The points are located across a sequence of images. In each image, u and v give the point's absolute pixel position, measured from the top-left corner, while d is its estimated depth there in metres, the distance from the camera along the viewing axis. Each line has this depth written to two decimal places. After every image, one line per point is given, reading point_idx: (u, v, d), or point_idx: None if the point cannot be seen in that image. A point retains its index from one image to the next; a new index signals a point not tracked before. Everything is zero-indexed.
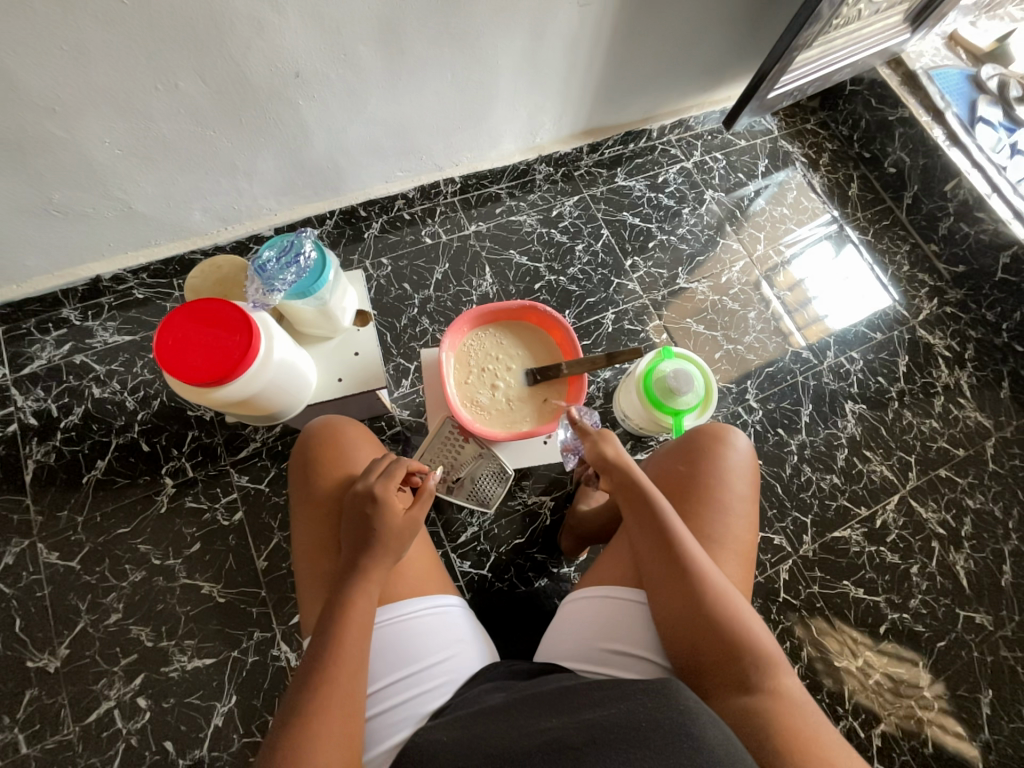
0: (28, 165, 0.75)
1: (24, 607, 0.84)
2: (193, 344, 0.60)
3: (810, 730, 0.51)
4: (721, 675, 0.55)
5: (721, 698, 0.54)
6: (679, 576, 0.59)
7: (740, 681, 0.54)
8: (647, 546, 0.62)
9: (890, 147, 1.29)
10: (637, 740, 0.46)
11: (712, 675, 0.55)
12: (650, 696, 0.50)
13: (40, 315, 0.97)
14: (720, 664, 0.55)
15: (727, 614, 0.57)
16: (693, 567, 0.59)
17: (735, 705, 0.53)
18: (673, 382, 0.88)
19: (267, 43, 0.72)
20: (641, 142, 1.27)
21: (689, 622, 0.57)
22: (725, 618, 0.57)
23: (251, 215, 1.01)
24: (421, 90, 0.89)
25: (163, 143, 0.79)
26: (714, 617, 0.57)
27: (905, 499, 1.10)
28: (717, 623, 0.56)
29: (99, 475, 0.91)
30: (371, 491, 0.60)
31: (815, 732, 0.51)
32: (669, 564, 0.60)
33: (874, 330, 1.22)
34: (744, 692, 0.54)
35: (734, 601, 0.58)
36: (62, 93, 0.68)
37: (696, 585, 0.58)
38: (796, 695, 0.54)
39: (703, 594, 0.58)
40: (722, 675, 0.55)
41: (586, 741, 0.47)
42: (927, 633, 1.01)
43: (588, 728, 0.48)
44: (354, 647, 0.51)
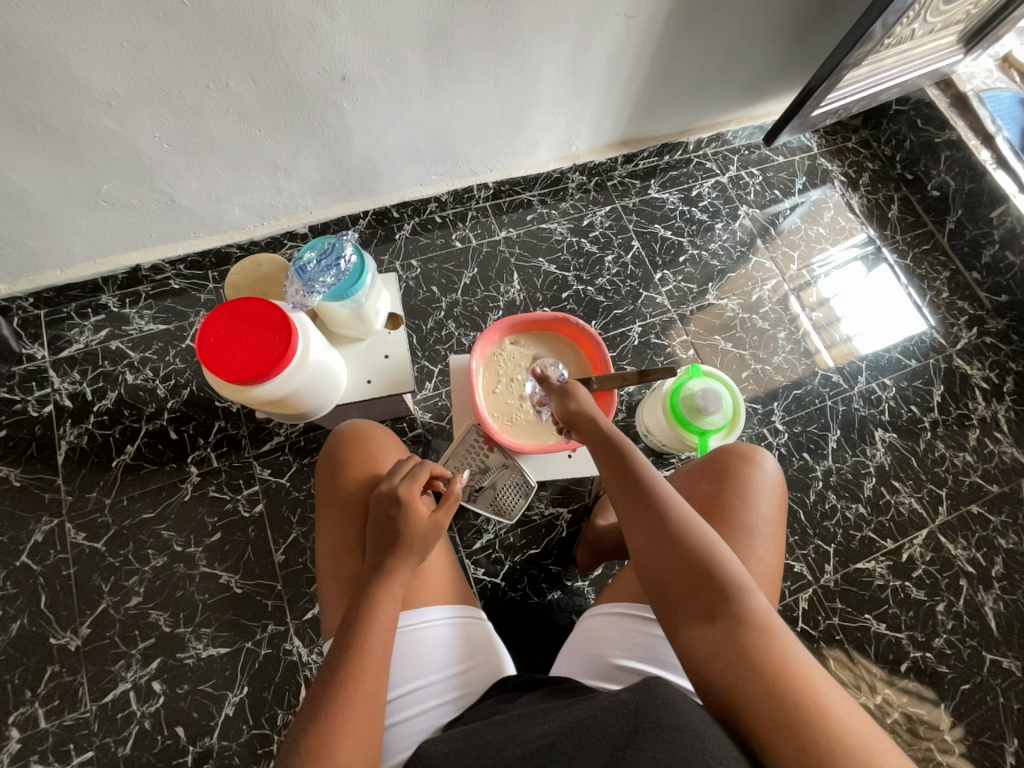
0: (81, 156, 0.77)
1: (50, 585, 0.86)
2: (234, 343, 0.61)
3: (787, 660, 0.47)
4: (690, 606, 0.52)
5: (687, 632, 0.51)
6: (649, 514, 0.58)
7: (705, 612, 0.51)
8: (616, 490, 0.62)
9: (934, 169, 1.25)
10: (623, 746, 0.44)
11: (677, 608, 0.52)
12: (635, 696, 0.48)
13: (81, 301, 1.00)
14: (684, 595, 0.52)
15: (699, 546, 0.54)
16: (662, 504, 0.58)
17: (701, 636, 0.49)
18: (700, 401, 0.87)
19: (317, 46, 0.73)
20: (677, 154, 1.25)
21: (658, 560, 0.55)
22: (695, 551, 0.54)
23: (288, 212, 1.03)
24: (463, 96, 0.90)
25: (210, 139, 0.81)
26: (678, 547, 0.54)
27: (934, 535, 1.06)
28: (681, 553, 0.54)
29: (128, 459, 0.93)
30: (397, 491, 0.60)
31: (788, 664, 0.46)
32: (641, 506, 0.59)
33: (909, 357, 1.19)
34: (712, 623, 0.50)
35: (705, 533, 0.55)
36: (118, 88, 0.69)
37: (662, 521, 0.57)
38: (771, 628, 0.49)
39: (671, 528, 0.56)
40: (686, 607, 0.52)
41: (576, 746, 0.45)
42: (951, 675, 0.98)
43: (575, 731, 0.46)
44: (378, 647, 0.51)
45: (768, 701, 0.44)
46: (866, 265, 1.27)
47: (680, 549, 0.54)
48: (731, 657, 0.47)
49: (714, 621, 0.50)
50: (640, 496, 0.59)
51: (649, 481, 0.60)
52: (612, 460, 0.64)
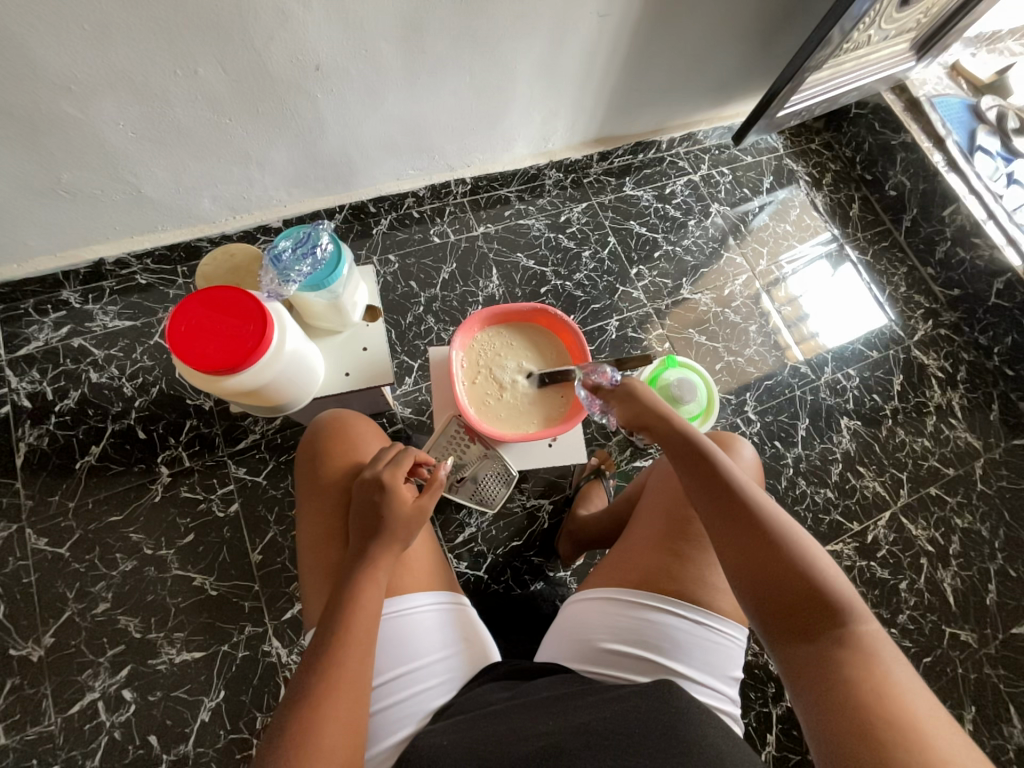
0: (39, 143, 0.73)
1: (9, 593, 0.82)
2: (206, 332, 0.60)
3: (888, 685, 0.47)
4: (789, 625, 0.52)
5: (785, 647, 0.52)
6: (746, 524, 0.56)
7: (804, 630, 0.51)
8: (705, 497, 0.59)
9: (891, 170, 1.32)
10: (631, 746, 0.47)
11: (776, 623, 0.52)
12: (646, 704, 0.51)
13: (39, 296, 0.95)
14: (782, 613, 0.52)
15: (802, 563, 0.53)
16: (760, 514, 0.57)
17: (800, 654, 0.50)
18: (675, 389, 0.91)
19: (290, 35, 0.72)
20: (650, 153, 1.28)
21: (751, 572, 0.54)
22: (797, 565, 0.53)
23: (262, 206, 1.01)
24: (439, 90, 0.90)
25: (178, 129, 0.79)
26: (774, 560, 0.54)
27: (896, 516, 1.12)
28: (778, 568, 0.53)
29: (92, 461, 0.90)
30: (382, 475, 0.60)
31: (889, 683, 0.47)
32: (732, 517, 0.57)
33: (870, 348, 1.24)
34: (809, 642, 0.50)
35: (800, 543, 0.55)
36: (79, 73, 0.67)
37: (755, 531, 0.56)
38: (870, 647, 0.49)
39: (765, 538, 0.55)
40: (785, 624, 0.52)
41: (581, 745, 0.47)
42: (913, 648, 1.03)
43: (582, 731, 0.48)
44: (364, 631, 0.51)
45: (862, 725, 0.45)
46: (831, 263, 1.32)
47: (781, 563, 0.53)
48: (831, 679, 0.48)
49: (812, 640, 0.50)
50: (731, 503, 0.58)
51: (738, 491, 0.58)
52: (697, 467, 0.62)
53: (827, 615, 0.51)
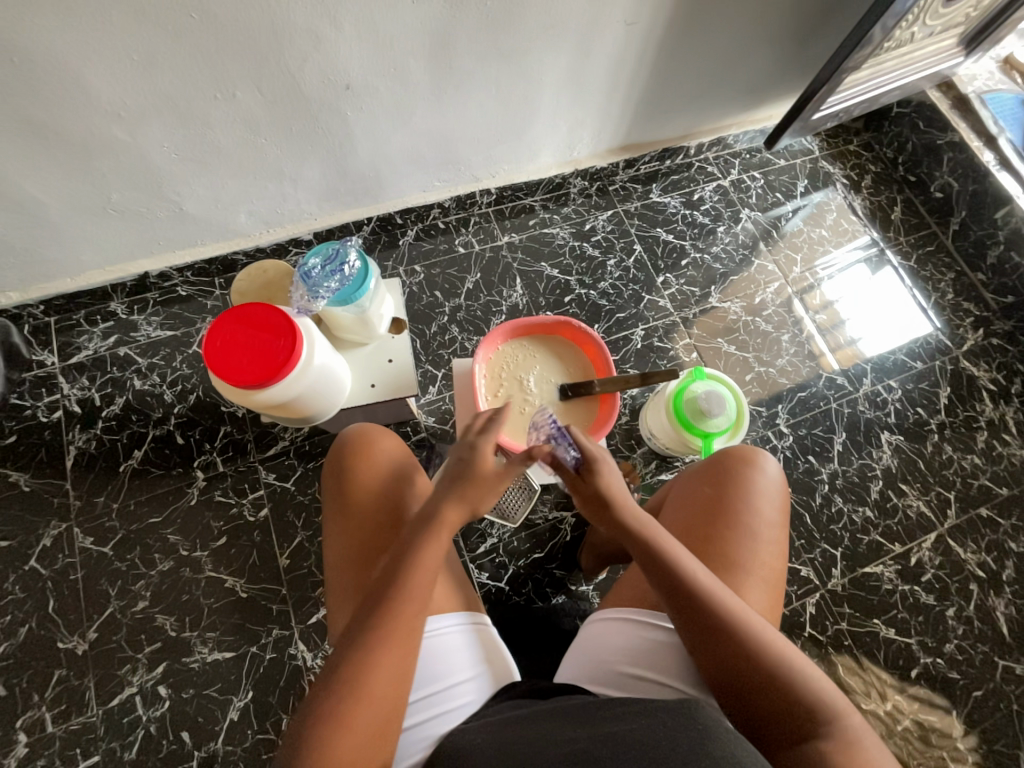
0: (92, 166, 0.78)
1: (57, 589, 0.87)
2: (240, 347, 0.62)
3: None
4: (778, 728, 0.52)
5: (777, 753, 0.52)
6: (719, 632, 0.55)
7: (793, 733, 0.51)
8: (676, 612, 0.57)
9: (937, 171, 1.25)
10: (656, 756, 0.46)
11: (766, 727, 0.53)
12: (673, 717, 0.50)
13: (90, 307, 1.01)
14: (771, 717, 0.52)
15: (777, 659, 0.54)
16: (733, 618, 0.55)
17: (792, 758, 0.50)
18: (703, 403, 0.87)
19: (322, 56, 0.74)
20: (678, 158, 1.26)
21: (732, 676, 0.54)
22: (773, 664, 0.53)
23: (293, 219, 1.04)
24: (466, 103, 0.91)
25: (217, 150, 0.82)
26: (752, 664, 0.53)
27: (943, 538, 1.05)
28: (757, 672, 0.53)
29: (135, 464, 0.94)
30: (467, 449, 0.62)
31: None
32: (705, 623, 0.55)
33: (914, 358, 1.18)
34: (798, 744, 0.51)
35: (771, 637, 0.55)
36: (129, 100, 0.71)
37: (731, 637, 0.54)
38: (852, 731, 0.51)
39: (741, 641, 0.54)
40: (775, 729, 0.52)
41: (609, 753, 0.46)
42: (962, 681, 0.96)
43: (610, 741, 0.47)
44: (410, 616, 0.52)
45: None
46: (870, 267, 1.27)
47: (759, 668, 0.53)
48: None
49: (801, 741, 0.51)
50: (699, 612, 0.56)
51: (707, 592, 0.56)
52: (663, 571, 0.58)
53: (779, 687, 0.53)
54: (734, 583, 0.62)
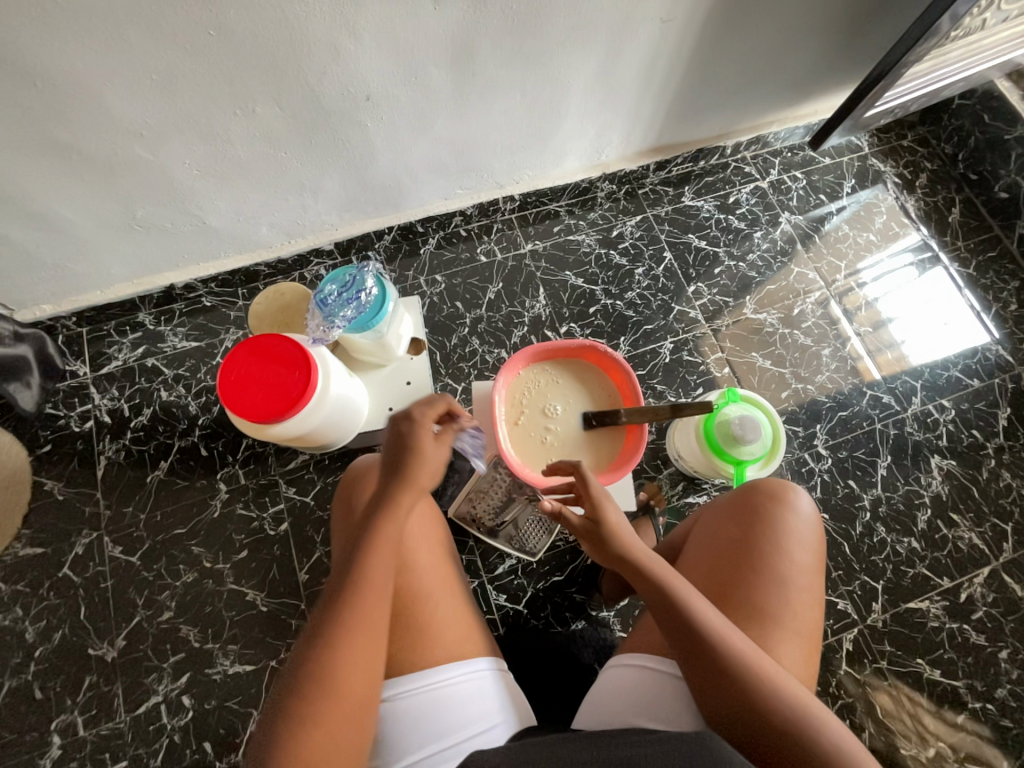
0: (117, 184, 0.78)
1: (89, 596, 0.89)
2: (254, 380, 0.62)
3: None
4: None
5: None
6: (727, 677, 0.52)
7: None
8: (682, 654, 0.54)
9: (1002, 169, 1.14)
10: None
11: None
12: (687, 744, 0.47)
13: (119, 319, 1.03)
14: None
15: (790, 704, 0.51)
16: (741, 662, 0.52)
17: None
18: (736, 429, 0.82)
19: (341, 68, 0.71)
20: (713, 159, 1.18)
21: (745, 724, 0.51)
22: (786, 710, 0.51)
23: (314, 230, 1.03)
24: (489, 109, 0.87)
25: (238, 165, 0.81)
26: (765, 712, 0.51)
27: (998, 574, 0.97)
28: (770, 719, 0.51)
29: (161, 475, 0.96)
30: (404, 422, 0.60)
31: None
32: (712, 667, 0.53)
33: (971, 375, 1.09)
34: None
35: (784, 681, 0.52)
36: (150, 119, 0.70)
37: (740, 681, 0.52)
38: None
39: (753, 687, 0.51)
40: None
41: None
42: (1015, 729, 0.89)
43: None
44: (371, 591, 0.52)
45: None
46: (918, 271, 1.17)
47: (772, 715, 0.51)
48: None
49: None
50: (705, 655, 0.53)
51: (712, 636, 0.53)
52: (668, 614, 0.56)
53: (790, 732, 0.50)
54: (764, 636, 0.58)
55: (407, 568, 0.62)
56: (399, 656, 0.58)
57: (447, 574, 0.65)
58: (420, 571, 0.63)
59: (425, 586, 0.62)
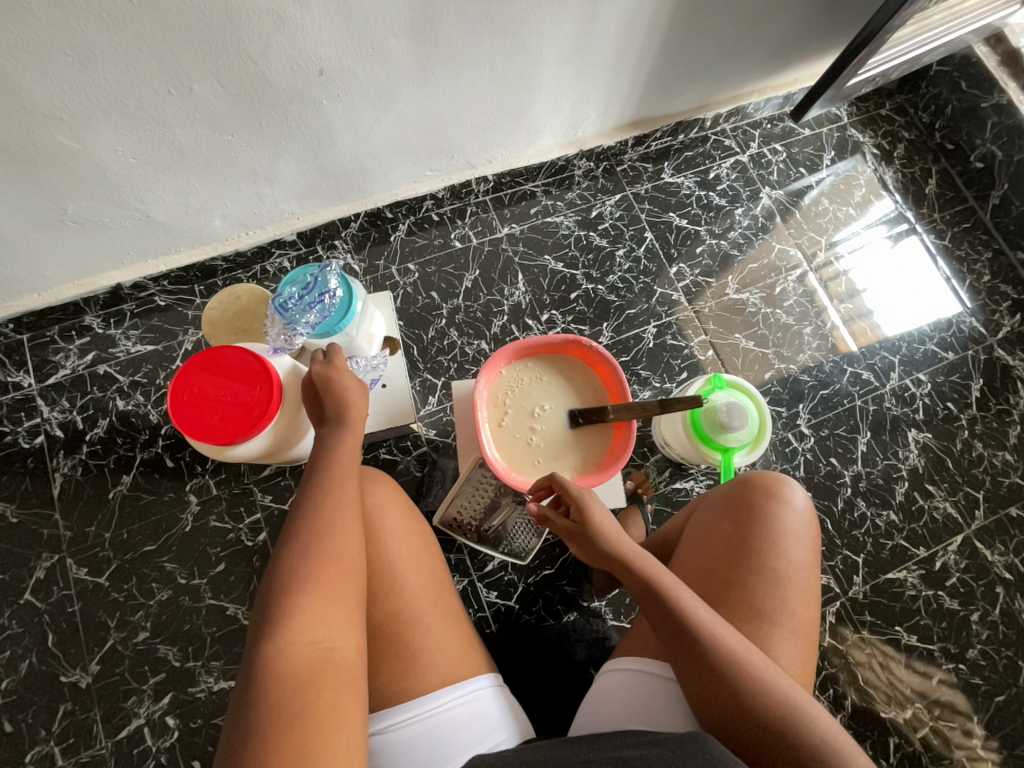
0: (40, 177, 0.70)
1: (56, 622, 0.84)
2: (208, 401, 0.61)
3: None
4: None
5: None
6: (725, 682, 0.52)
7: None
8: (681, 661, 0.53)
9: (978, 138, 1.13)
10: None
11: None
12: (681, 746, 0.46)
13: (64, 324, 0.95)
14: None
15: (789, 708, 0.51)
16: (739, 667, 0.52)
17: None
18: (723, 416, 0.81)
19: (288, 40, 0.64)
20: (693, 132, 1.14)
21: (742, 727, 0.51)
22: (785, 715, 0.51)
23: (273, 220, 0.95)
24: (457, 84, 0.81)
25: (179, 151, 0.73)
26: (762, 719, 0.51)
27: (970, 541, 1.01)
28: (766, 724, 0.51)
29: (124, 490, 0.90)
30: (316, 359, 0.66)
31: None
32: (710, 673, 0.52)
33: (946, 348, 1.10)
34: None
35: (784, 686, 0.52)
36: (69, 102, 0.62)
37: (736, 685, 0.51)
38: None
39: (750, 693, 0.51)
40: None
41: None
42: (985, 686, 0.94)
43: None
44: (340, 476, 0.59)
45: None
46: (892, 239, 1.17)
47: (770, 720, 0.51)
48: None
49: None
50: (704, 660, 0.52)
51: (710, 641, 0.53)
52: (665, 620, 0.54)
53: (781, 732, 0.50)
54: (761, 637, 0.58)
55: (394, 590, 0.60)
56: (391, 681, 0.57)
57: (437, 592, 0.63)
58: (409, 593, 0.61)
59: (414, 607, 0.60)
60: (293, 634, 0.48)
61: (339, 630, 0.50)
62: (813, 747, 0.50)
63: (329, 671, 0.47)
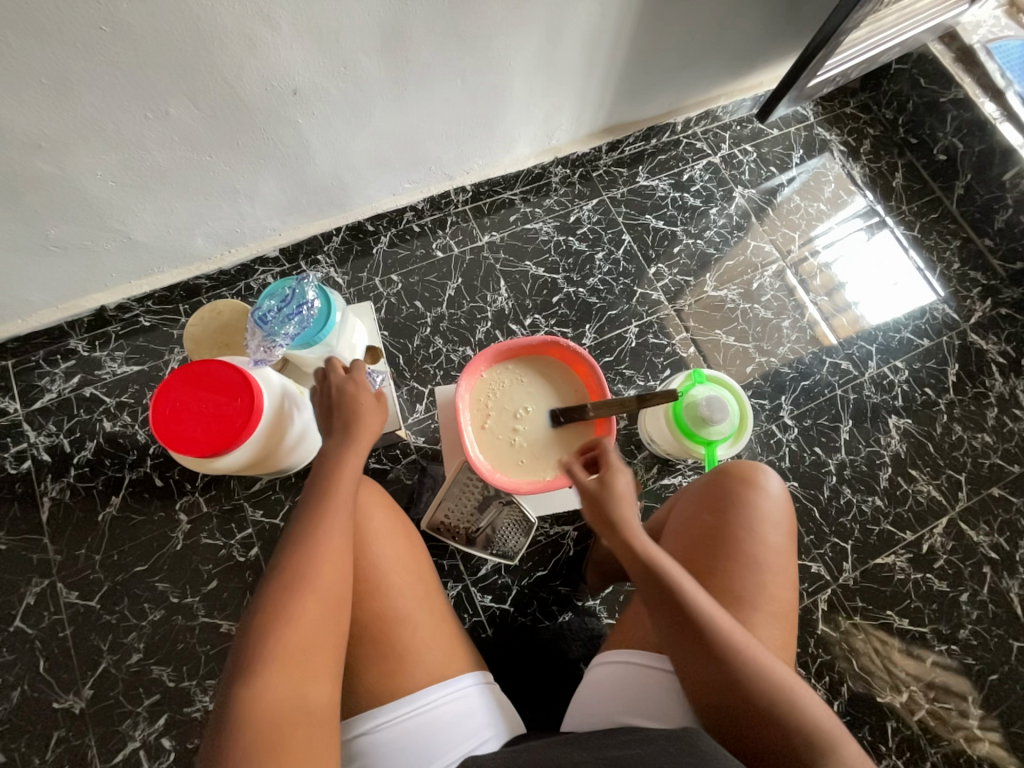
0: (22, 204, 0.71)
1: (47, 648, 0.84)
2: (188, 413, 0.62)
3: None
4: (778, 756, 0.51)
5: None
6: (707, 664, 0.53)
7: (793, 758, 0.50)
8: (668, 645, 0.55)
9: (940, 131, 1.17)
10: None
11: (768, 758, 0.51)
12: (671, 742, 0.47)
13: (49, 348, 0.95)
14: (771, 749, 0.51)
15: (772, 688, 0.52)
16: (723, 651, 0.53)
17: None
18: (704, 410, 0.82)
19: (260, 61, 0.66)
20: (665, 137, 1.17)
21: (724, 708, 0.52)
22: (767, 694, 0.52)
23: (256, 237, 0.97)
24: (430, 99, 0.83)
25: (158, 173, 0.75)
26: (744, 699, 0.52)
27: (955, 523, 1.02)
28: (747, 705, 0.52)
29: (114, 511, 0.90)
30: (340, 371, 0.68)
31: None
32: (695, 656, 0.53)
33: (921, 336, 1.13)
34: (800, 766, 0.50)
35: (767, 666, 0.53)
36: (48, 129, 0.63)
37: (718, 667, 0.53)
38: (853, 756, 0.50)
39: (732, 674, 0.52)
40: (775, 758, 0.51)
41: None
42: (977, 665, 0.95)
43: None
44: (339, 481, 0.60)
45: None
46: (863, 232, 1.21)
47: (752, 700, 0.52)
48: None
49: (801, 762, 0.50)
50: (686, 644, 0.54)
51: (693, 626, 0.54)
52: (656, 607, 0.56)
53: (763, 710, 0.51)
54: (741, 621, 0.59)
55: (384, 592, 0.61)
56: (379, 684, 0.57)
57: (426, 593, 0.63)
58: (398, 595, 0.61)
59: (402, 608, 0.61)
60: (278, 636, 0.50)
61: (323, 635, 0.52)
62: (795, 725, 0.51)
63: (305, 671, 0.50)
